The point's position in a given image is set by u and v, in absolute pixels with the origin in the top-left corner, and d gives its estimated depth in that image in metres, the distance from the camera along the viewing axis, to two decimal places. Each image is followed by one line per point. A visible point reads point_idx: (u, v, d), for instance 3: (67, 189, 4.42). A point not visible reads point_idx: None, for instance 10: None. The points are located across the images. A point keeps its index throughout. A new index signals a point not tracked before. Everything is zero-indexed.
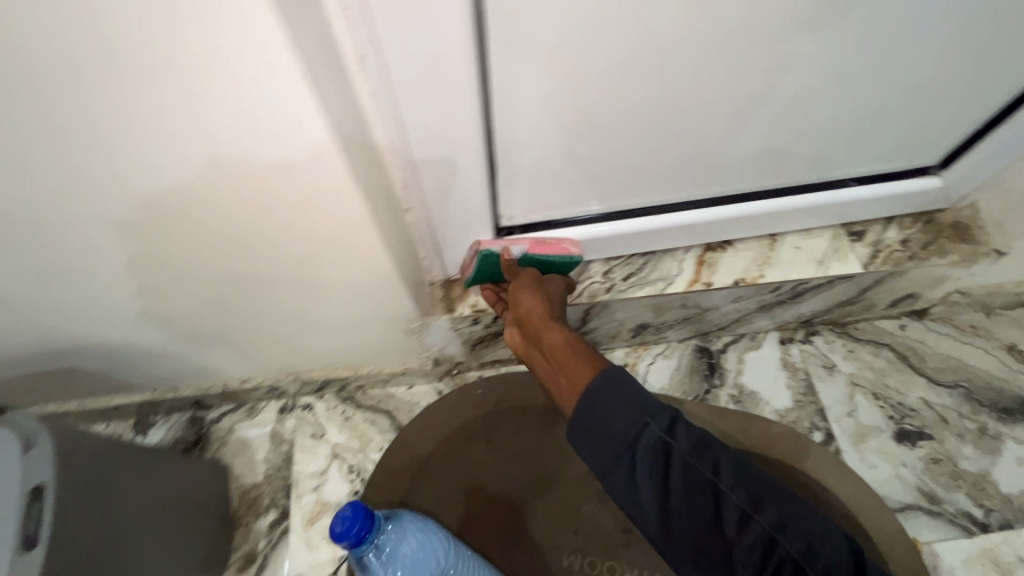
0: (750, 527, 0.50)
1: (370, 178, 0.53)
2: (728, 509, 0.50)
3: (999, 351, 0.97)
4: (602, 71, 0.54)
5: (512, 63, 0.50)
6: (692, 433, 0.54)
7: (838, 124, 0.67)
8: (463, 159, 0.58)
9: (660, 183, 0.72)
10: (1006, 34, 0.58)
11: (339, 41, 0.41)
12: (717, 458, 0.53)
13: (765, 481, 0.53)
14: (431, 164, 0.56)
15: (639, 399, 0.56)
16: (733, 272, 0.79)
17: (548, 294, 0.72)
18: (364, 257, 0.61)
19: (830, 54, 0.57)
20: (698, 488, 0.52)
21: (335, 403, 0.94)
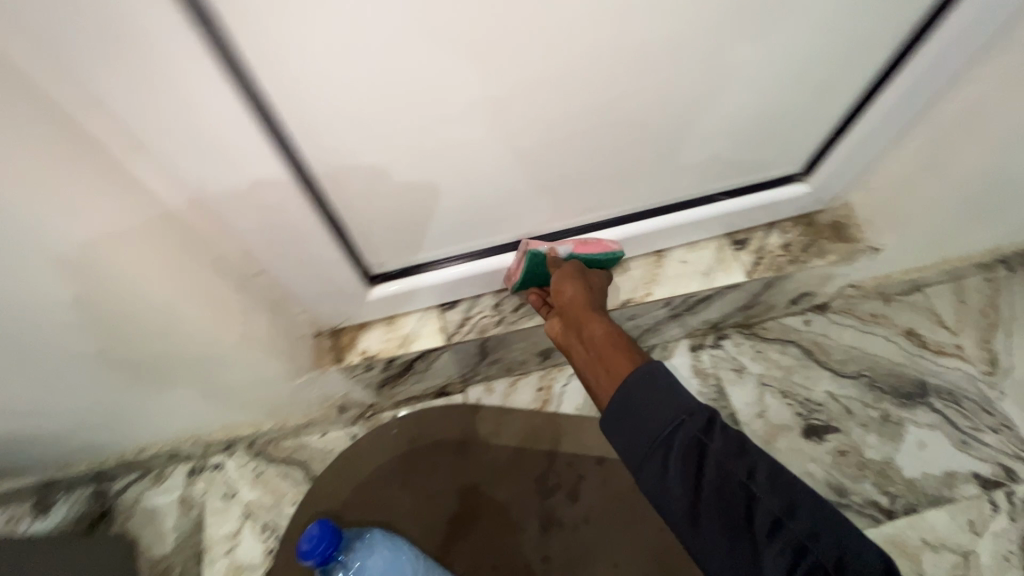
0: (778, 532, 0.45)
1: (184, 260, 0.53)
2: (760, 513, 0.46)
3: (898, 336, 1.00)
4: (426, 125, 0.54)
5: (318, 131, 0.50)
6: (729, 434, 0.49)
7: (692, 145, 0.68)
8: (297, 228, 0.57)
9: (532, 216, 0.72)
10: (828, 54, 0.60)
11: (101, 141, 0.42)
12: (753, 462, 0.48)
13: (802, 490, 0.48)
14: (262, 237, 0.56)
15: (676, 393, 0.53)
16: (621, 293, 0.80)
17: (592, 287, 0.71)
18: (208, 323, 0.60)
19: (663, 84, 0.58)
20: (729, 492, 0.47)
21: (246, 460, 0.92)
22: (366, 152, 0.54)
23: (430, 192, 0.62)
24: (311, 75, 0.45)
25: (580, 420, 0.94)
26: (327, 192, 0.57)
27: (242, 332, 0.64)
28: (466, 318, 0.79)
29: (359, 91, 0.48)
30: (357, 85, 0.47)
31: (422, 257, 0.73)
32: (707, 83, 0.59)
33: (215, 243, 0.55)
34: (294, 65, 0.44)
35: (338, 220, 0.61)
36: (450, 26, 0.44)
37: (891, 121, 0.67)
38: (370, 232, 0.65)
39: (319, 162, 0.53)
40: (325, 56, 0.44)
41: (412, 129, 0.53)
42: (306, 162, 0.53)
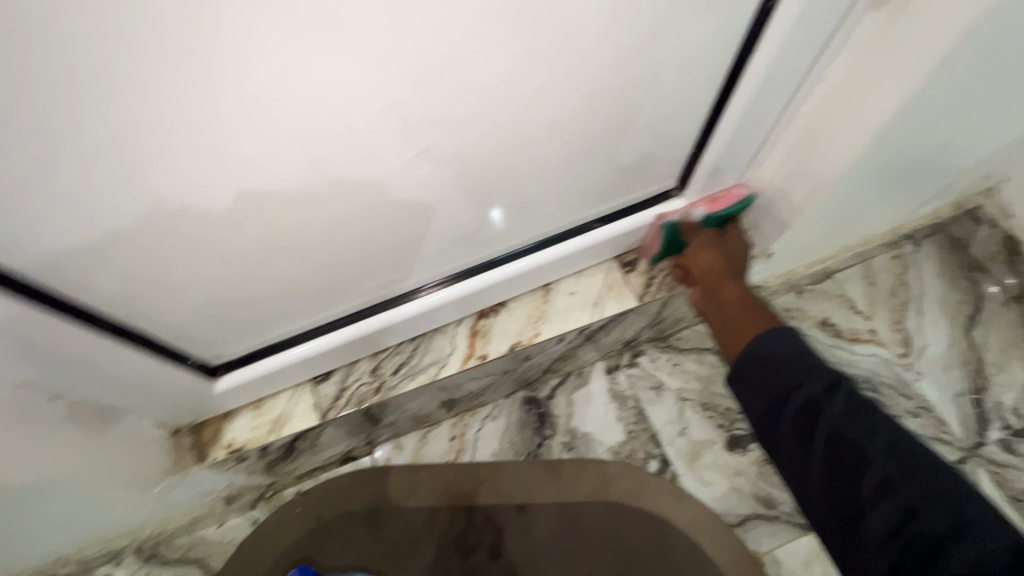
0: (886, 494, 0.53)
1: None
2: (870, 473, 0.55)
3: (813, 329, 0.98)
4: (197, 215, 0.45)
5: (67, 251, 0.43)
6: (846, 402, 0.59)
7: (547, 179, 0.63)
8: (73, 345, 0.49)
9: (387, 277, 0.65)
10: (660, 75, 0.55)
11: None
12: (874, 426, 0.57)
13: (921, 462, 0.54)
14: (33, 369, 0.48)
15: (810, 362, 0.63)
16: (508, 336, 0.75)
17: (730, 249, 0.77)
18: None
19: (488, 130, 0.52)
20: (841, 452, 0.57)
21: (136, 567, 0.83)
22: (147, 255, 0.47)
23: (250, 279, 0.55)
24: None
25: (497, 468, 0.88)
26: (114, 301, 0.50)
27: (50, 464, 0.55)
28: (342, 390, 0.72)
29: (80, 194, 0.39)
30: (77, 189, 0.39)
31: (273, 336, 0.66)
32: (544, 120, 0.54)
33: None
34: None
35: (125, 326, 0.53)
36: (173, 107, 0.36)
37: (749, 125, 0.64)
38: (193, 326, 0.58)
39: (80, 277, 0.46)
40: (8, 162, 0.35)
41: (181, 227, 0.46)
42: (49, 280, 0.45)
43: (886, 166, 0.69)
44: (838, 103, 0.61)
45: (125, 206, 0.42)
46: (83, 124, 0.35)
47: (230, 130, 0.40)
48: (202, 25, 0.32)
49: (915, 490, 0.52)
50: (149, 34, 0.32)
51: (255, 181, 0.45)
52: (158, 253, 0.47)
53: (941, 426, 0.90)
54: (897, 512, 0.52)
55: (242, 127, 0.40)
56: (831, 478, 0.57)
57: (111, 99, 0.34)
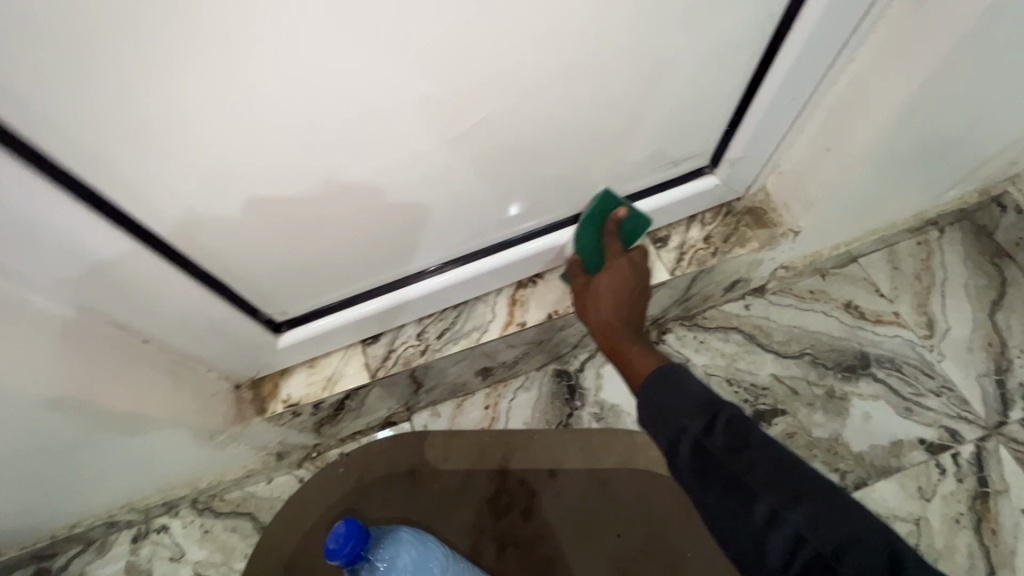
0: (779, 525, 0.49)
1: (79, 346, 0.52)
2: (759, 505, 0.50)
3: (837, 311, 1.00)
4: (292, 178, 0.51)
5: (208, 195, 0.49)
6: (728, 429, 0.54)
7: (591, 155, 0.66)
8: (176, 294, 0.55)
9: (437, 244, 0.69)
10: (703, 53, 0.58)
11: None
12: (754, 456, 0.52)
13: (810, 485, 0.50)
14: (140, 311, 0.54)
15: (691, 391, 0.57)
16: (545, 305, 0.79)
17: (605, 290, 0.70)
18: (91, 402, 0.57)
19: (541, 106, 0.56)
20: (731, 490, 0.52)
21: (192, 518, 0.89)
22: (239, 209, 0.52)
23: (317, 239, 0.60)
24: (108, 153, 0.42)
25: (530, 435, 0.92)
26: (205, 255, 0.55)
27: (142, 403, 0.61)
28: (390, 351, 0.77)
29: (172, 166, 0.45)
30: (173, 162, 0.45)
31: (330, 298, 0.71)
32: (590, 97, 0.58)
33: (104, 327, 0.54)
34: (77, 143, 0.40)
35: (216, 281, 0.58)
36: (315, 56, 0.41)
37: (780, 104, 0.68)
38: (264, 281, 0.62)
39: (185, 228, 0.51)
40: (120, 134, 0.41)
41: (266, 187, 0.51)
42: (155, 228, 0.50)
43: (912, 145, 0.72)
44: (870, 82, 0.63)
45: (206, 180, 0.47)
46: (215, 89, 0.40)
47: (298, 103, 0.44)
48: None
49: (812, 522, 0.48)
50: None
51: (344, 145, 0.50)
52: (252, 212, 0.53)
53: (964, 405, 0.92)
54: (791, 542, 0.48)
55: (312, 98, 0.44)
56: (724, 516, 0.52)
57: (208, 82, 0.40)
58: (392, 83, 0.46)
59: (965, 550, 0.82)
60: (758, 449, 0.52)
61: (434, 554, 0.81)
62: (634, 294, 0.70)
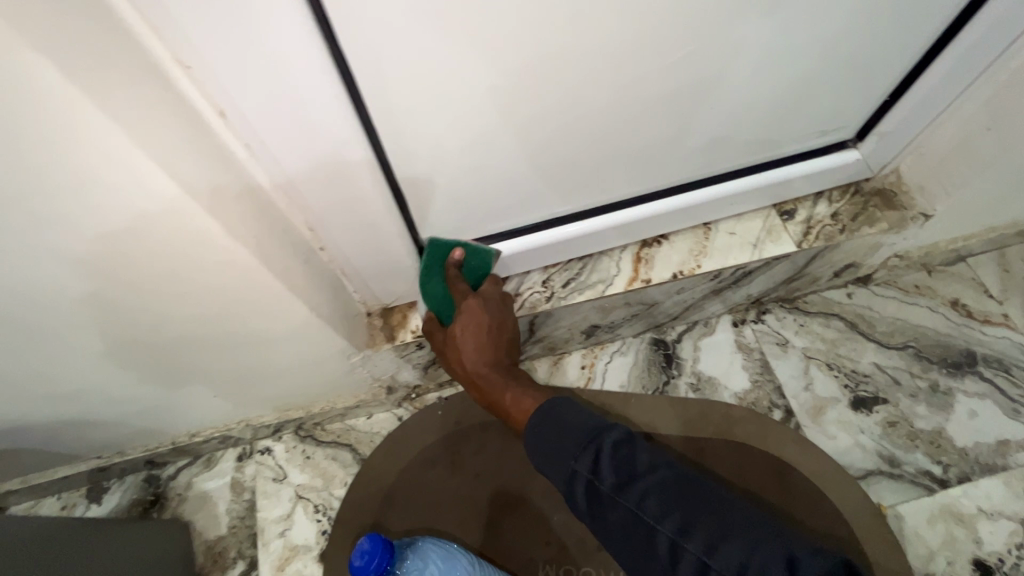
0: (679, 554, 0.55)
1: (285, 245, 0.54)
2: (659, 541, 0.56)
3: (944, 307, 0.99)
4: (523, 78, 0.52)
5: (443, 93, 0.50)
6: (613, 460, 0.61)
7: (753, 112, 0.67)
8: (372, 205, 0.57)
9: (584, 189, 0.71)
10: (891, 13, 0.58)
11: (197, 101, 0.41)
12: (642, 490, 0.58)
13: (701, 508, 0.57)
14: (336, 215, 0.57)
15: (569, 434, 0.64)
16: (670, 265, 0.80)
17: (466, 338, 0.71)
18: (278, 307, 0.58)
19: (728, 49, 0.57)
20: (633, 527, 0.58)
21: (294, 443, 0.93)
22: (445, 125, 0.54)
23: (487, 167, 0.62)
24: (373, 61, 0.44)
25: (626, 398, 0.92)
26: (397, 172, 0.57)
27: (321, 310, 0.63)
28: (516, 294, 0.79)
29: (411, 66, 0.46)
30: (417, 79, 0.47)
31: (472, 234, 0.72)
32: (776, 41, 0.57)
33: (298, 222, 0.56)
34: (348, 39, 0.42)
35: (400, 194, 0.60)
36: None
37: (950, 79, 0.66)
38: (430, 205, 0.64)
39: (396, 143, 0.54)
40: (385, 36, 0.43)
41: (468, 99, 0.52)
42: (380, 136, 0.52)
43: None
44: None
45: (430, 85, 0.48)
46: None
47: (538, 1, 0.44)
48: None
49: (705, 540, 0.54)
50: None
51: (577, 47, 0.50)
52: (451, 128, 0.54)
53: None
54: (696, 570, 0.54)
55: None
56: (632, 549, 0.58)
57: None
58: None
59: None
60: (643, 480, 0.59)
61: (460, 561, 0.81)
62: (495, 331, 0.72)
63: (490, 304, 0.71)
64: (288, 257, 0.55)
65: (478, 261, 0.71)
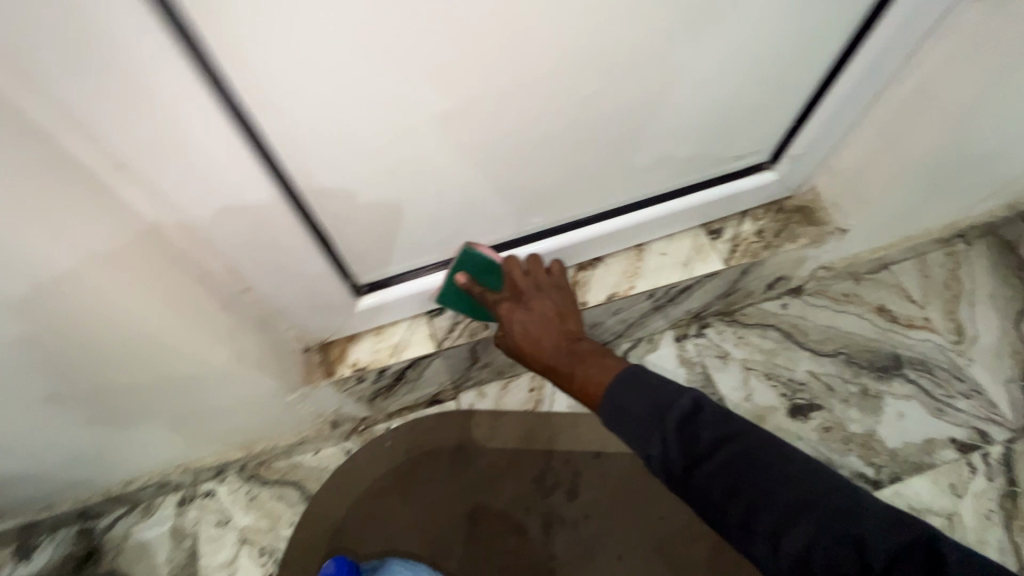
0: (750, 534, 0.50)
1: (197, 285, 0.55)
2: (728, 516, 0.51)
3: (871, 314, 1.04)
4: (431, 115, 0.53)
5: (352, 132, 0.50)
6: (680, 432, 0.55)
7: (669, 138, 0.70)
8: (291, 244, 0.57)
9: (515, 217, 0.73)
10: (782, 49, 0.62)
11: (83, 167, 0.40)
12: (716, 461, 0.53)
13: (780, 477, 0.51)
14: (256, 258, 0.56)
15: (631, 410, 0.60)
16: (605, 287, 0.82)
17: (525, 326, 0.72)
18: (194, 341, 0.59)
19: (634, 83, 0.59)
20: (705, 508, 0.53)
21: (238, 485, 0.90)
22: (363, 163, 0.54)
23: (413, 204, 0.63)
24: (274, 105, 0.45)
25: (575, 417, 0.94)
26: (317, 212, 0.58)
27: (241, 343, 0.64)
28: (455, 323, 0.79)
29: (318, 106, 0.47)
30: (324, 120, 0.48)
31: (404, 266, 0.73)
32: (687, 73, 0.60)
33: (216, 270, 0.56)
34: (244, 88, 0.43)
35: (321, 231, 0.60)
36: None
37: (847, 104, 0.71)
38: (356, 242, 0.64)
39: (311, 183, 0.54)
40: (284, 82, 0.43)
41: (379, 137, 0.53)
42: (290, 177, 0.52)
43: (968, 142, 0.76)
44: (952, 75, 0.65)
45: (341, 123, 0.49)
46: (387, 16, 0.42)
47: (439, 42, 0.45)
48: None
49: (772, 519, 0.49)
50: None
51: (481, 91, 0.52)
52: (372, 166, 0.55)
53: (992, 408, 0.95)
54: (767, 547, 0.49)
55: (457, 35, 0.45)
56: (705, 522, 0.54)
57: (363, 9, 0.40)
58: (522, 33, 0.47)
59: (995, 545, 0.85)
60: (709, 449, 0.53)
61: None
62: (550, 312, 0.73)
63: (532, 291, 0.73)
64: (196, 296, 0.55)
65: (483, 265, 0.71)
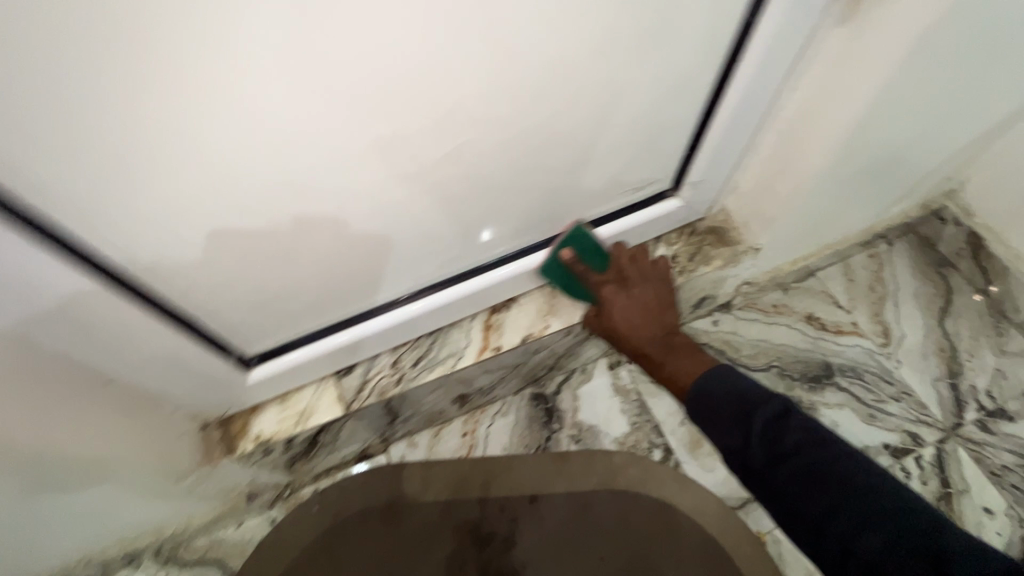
0: (824, 529, 0.60)
1: (51, 399, 0.50)
2: (811, 508, 0.61)
3: (801, 323, 1.04)
4: (276, 188, 0.48)
5: (190, 216, 0.47)
6: (763, 434, 0.66)
7: (564, 177, 0.67)
8: (148, 331, 0.53)
9: (413, 270, 0.69)
10: (656, 87, 0.60)
11: None
12: (795, 461, 0.63)
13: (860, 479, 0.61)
14: (109, 353, 0.52)
15: (722, 407, 0.71)
16: (520, 329, 0.80)
17: (630, 311, 0.80)
18: (60, 453, 0.54)
19: (505, 135, 0.56)
20: (781, 503, 0.64)
21: (155, 569, 0.84)
22: (216, 243, 0.50)
23: (290, 275, 0.59)
24: (82, 204, 0.41)
25: (510, 460, 0.91)
26: (177, 299, 0.54)
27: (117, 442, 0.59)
28: (364, 382, 0.76)
29: (204, 187, 0.45)
30: (151, 208, 0.44)
31: (295, 331, 0.68)
32: (568, 119, 0.58)
33: (70, 378, 0.51)
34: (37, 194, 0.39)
35: (183, 316, 0.56)
36: (279, 73, 0.39)
37: (734, 129, 0.70)
38: (234, 318, 0.60)
39: (157, 269, 0.50)
40: (82, 180, 0.40)
41: (221, 221, 0.49)
42: (126, 267, 0.48)
43: (866, 158, 0.77)
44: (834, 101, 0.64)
45: (173, 210, 0.45)
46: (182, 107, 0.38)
47: (259, 120, 0.42)
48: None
49: (848, 521, 0.59)
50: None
51: (332, 162, 0.49)
52: (223, 247, 0.51)
53: (922, 409, 0.97)
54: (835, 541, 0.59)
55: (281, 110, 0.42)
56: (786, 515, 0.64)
57: (189, 117, 0.39)
58: (356, 95, 0.44)
59: None
60: (791, 451, 0.64)
61: None
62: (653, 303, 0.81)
63: (639, 281, 0.81)
64: (25, 409, 0.48)
65: (584, 246, 0.75)
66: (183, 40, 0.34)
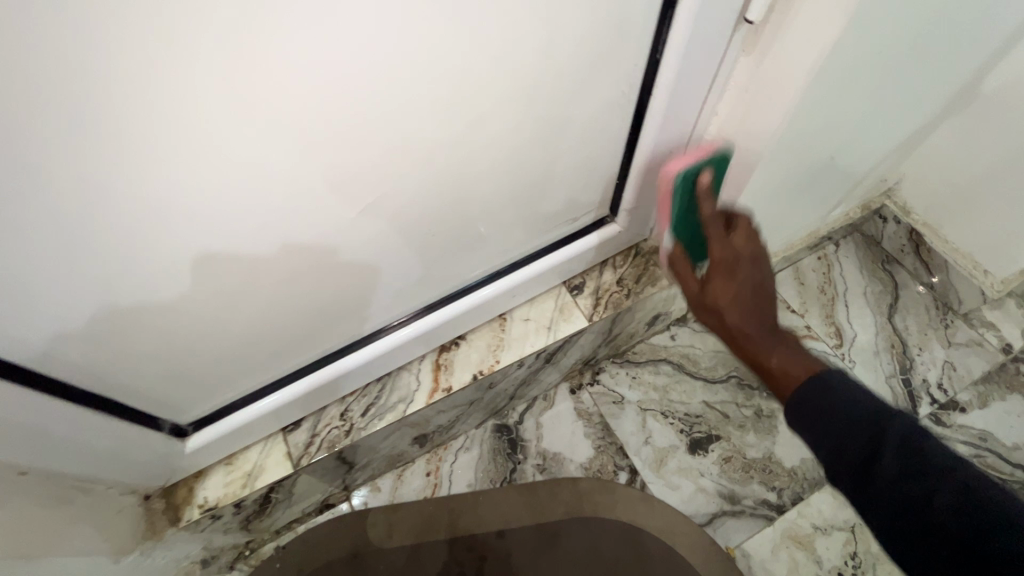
0: None
1: None
2: None
3: None
4: (185, 267, 0.47)
5: (89, 306, 0.45)
6: None
7: (497, 216, 0.67)
8: (59, 415, 0.51)
9: (352, 321, 0.68)
10: (575, 127, 0.60)
11: None
12: None
13: None
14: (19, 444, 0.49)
15: None
16: (470, 367, 0.79)
17: (724, 293, 0.56)
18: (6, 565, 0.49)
19: (425, 188, 0.55)
20: None
21: None
22: (131, 324, 0.49)
23: (214, 343, 0.57)
24: None
25: (474, 495, 0.89)
26: (90, 383, 0.52)
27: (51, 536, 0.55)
28: (313, 435, 0.75)
29: (128, 258, 0.43)
30: (44, 305, 0.42)
31: (232, 395, 0.67)
32: (492, 165, 0.58)
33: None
34: None
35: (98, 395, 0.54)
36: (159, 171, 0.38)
37: (661, 157, 0.71)
38: (159, 391, 0.59)
39: (65, 359, 0.48)
40: None
41: (130, 303, 0.47)
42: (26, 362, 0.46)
43: (799, 174, 0.78)
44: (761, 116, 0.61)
45: (71, 303, 0.44)
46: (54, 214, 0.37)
47: (149, 213, 0.40)
48: (151, 91, 0.33)
49: None
50: (92, 103, 0.32)
51: (242, 236, 0.47)
52: (134, 326, 0.49)
53: None
54: None
55: (175, 201, 0.41)
56: None
57: (67, 220, 0.37)
58: (255, 173, 0.42)
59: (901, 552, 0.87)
60: None
61: None
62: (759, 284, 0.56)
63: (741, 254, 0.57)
64: None
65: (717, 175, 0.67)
66: (98, 102, 0.32)
